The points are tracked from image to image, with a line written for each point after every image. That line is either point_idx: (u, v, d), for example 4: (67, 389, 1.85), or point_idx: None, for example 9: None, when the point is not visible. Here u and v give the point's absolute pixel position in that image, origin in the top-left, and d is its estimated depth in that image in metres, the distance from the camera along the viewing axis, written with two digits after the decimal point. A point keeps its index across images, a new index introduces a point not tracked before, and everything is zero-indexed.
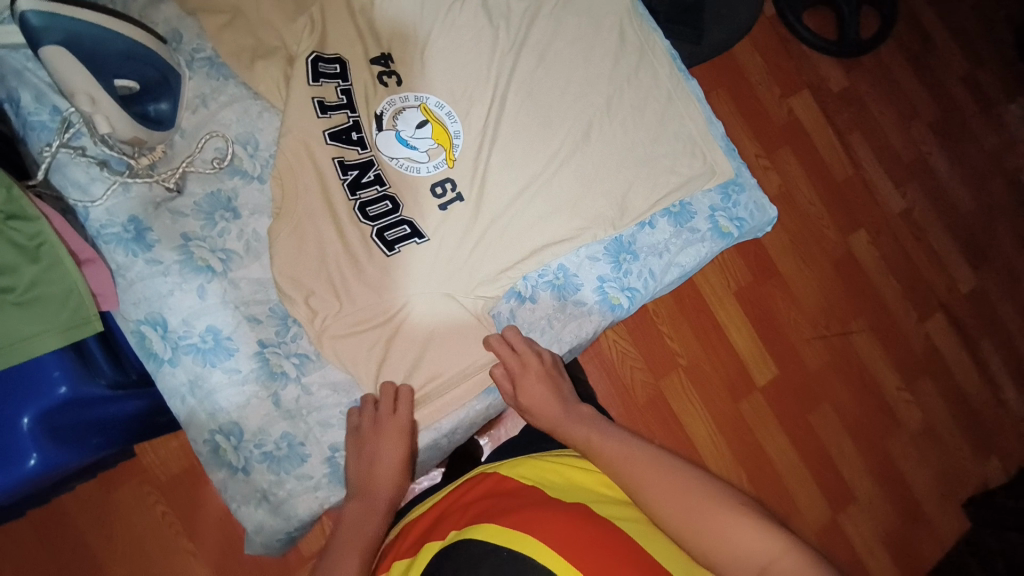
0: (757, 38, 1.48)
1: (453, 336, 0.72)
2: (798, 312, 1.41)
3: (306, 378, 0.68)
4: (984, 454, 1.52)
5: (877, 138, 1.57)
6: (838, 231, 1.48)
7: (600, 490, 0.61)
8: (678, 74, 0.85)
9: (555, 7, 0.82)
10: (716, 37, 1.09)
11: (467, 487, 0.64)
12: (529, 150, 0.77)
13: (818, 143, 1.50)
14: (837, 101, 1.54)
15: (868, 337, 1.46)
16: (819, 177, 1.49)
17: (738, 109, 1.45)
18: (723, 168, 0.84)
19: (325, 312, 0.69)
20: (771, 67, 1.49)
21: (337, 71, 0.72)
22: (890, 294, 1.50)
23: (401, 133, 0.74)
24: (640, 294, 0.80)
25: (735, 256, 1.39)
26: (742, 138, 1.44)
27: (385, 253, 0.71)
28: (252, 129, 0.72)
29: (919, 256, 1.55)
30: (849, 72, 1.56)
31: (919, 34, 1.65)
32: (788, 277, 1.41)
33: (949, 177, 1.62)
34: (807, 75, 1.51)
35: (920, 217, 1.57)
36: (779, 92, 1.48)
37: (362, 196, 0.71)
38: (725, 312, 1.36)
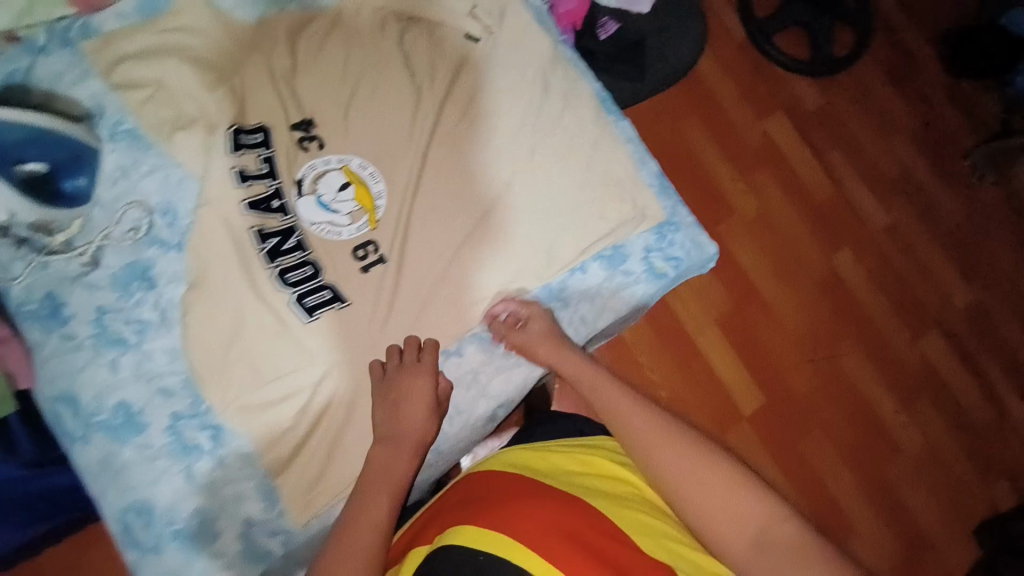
0: (725, 61, 1.55)
1: (364, 405, 0.72)
2: (782, 335, 1.44)
3: (220, 451, 0.68)
4: (992, 477, 1.45)
5: (857, 155, 1.57)
6: (820, 249, 1.50)
7: (578, 470, 0.67)
8: (604, 119, 0.85)
9: (479, 62, 0.81)
10: (661, 72, 1.06)
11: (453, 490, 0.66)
12: (450, 206, 0.77)
13: (795, 163, 1.54)
14: (814, 120, 1.57)
15: (859, 357, 1.46)
16: (796, 196, 1.52)
17: (711, 134, 1.51)
18: (654, 212, 0.83)
19: (239, 385, 0.69)
20: (744, 91, 1.55)
21: (259, 140, 0.73)
22: (879, 313, 1.49)
23: (322, 198, 0.74)
24: (571, 342, 0.78)
25: (713, 281, 1.44)
26: (716, 163, 1.50)
27: (305, 320, 0.71)
28: (172, 196, 0.71)
29: (908, 272, 1.53)
30: (824, 91, 1.59)
31: (897, 49, 1.64)
32: (770, 301, 1.45)
33: (936, 191, 1.59)
34: (781, 97, 1.56)
35: (908, 233, 1.55)
36: (754, 114, 1.54)
37: (282, 262, 0.71)
38: (705, 336, 1.40)
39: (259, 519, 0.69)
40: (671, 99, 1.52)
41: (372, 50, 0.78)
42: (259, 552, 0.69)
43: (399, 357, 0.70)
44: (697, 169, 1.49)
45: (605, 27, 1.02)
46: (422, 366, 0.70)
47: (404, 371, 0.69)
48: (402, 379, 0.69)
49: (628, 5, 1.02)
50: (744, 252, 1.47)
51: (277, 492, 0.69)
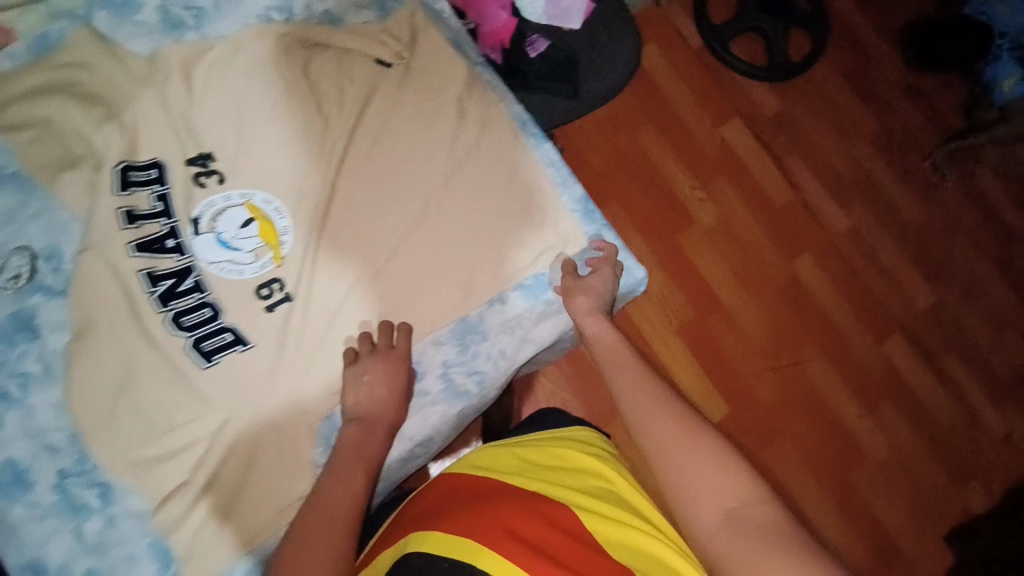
0: (680, 68, 1.54)
1: (265, 454, 0.70)
2: (745, 344, 1.42)
3: (110, 509, 0.67)
4: (961, 481, 1.44)
5: (817, 159, 1.56)
6: (781, 256, 1.48)
7: (551, 463, 0.72)
8: (524, 142, 0.82)
9: (391, 87, 0.78)
10: (595, 88, 1.00)
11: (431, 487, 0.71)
12: (360, 239, 0.74)
13: (754, 170, 1.52)
14: (771, 125, 1.56)
15: (823, 365, 1.44)
16: (757, 203, 1.50)
17: (668, 142, 1.50)
18: (577, 238, 0.81)
19: (129, 440, 0.67)
20: (700, 98, 1.53)
21: (152, 177, 0.70)
22: (842, 318, 1.47)
23: (222, 236, 0.71)
24: (489, 377, 0.76)
25: (676, 291, 1.42)
26: (674, 172, 1.48)
27: (202, 366, 0.69)
28: (58, 240, 0.68)
29: (871, 275, 1.52)
30: (781, 95, 1.58)
31: (854, 50, 1.63)
32: (732, 309, 1.43)
33: (897, 193, 1.58)
34: (738, 103, 1.55)
35: (869, 235, 1.54)
36: (710, 121, 1.53)
37: (178, 306, 0.69)
38: (667, 348, 1.39)
39: None
40: (628, 107, 1.50)
41: (275, 80, 0.74)
42: None
43: (371, 343, 0.72)
44: (656, 177, 1.47)
45: (535, 44, 1.00)
46: (397, 351, 0.72)
47: (377, 357, 0.71)
48: (372, 367, 0.70)
49: (556, 23, 1.00)
50: (704, 261, 1.45)
51: (169, 551, 0.67)
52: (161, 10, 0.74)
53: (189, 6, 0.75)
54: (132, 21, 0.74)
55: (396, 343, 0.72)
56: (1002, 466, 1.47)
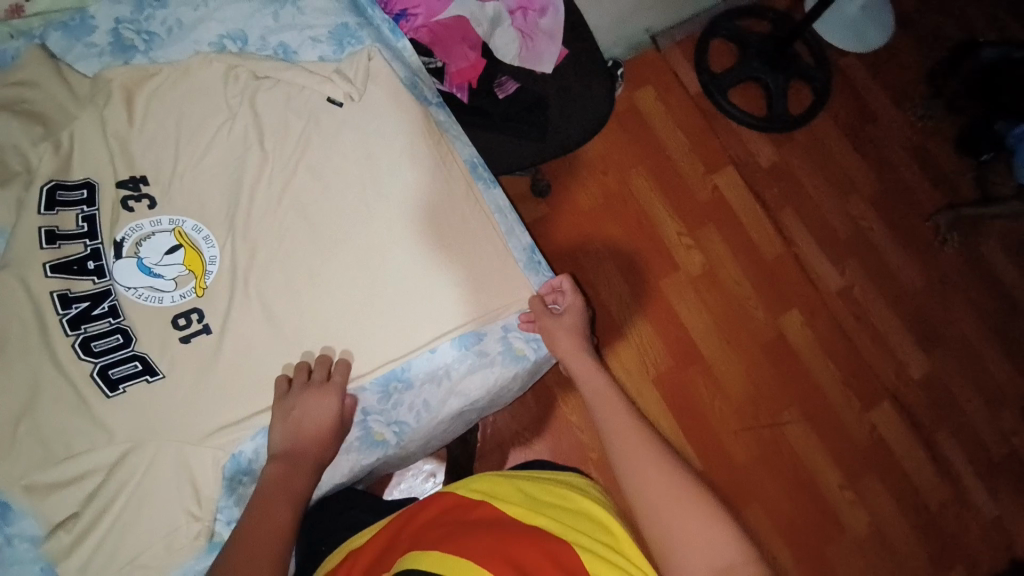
0: (675, 113, 1.53)
1: (163, 491, 0.65)
2: (722, 400, 1.36)
3: (6, 529, 0.62)
4: (947, 566, 1.35)
5: (811, 213, 1.52)
6: (767, 311, 1.43)
7: (551, 499, 0.67)
8: (474, 186, 0.80)
9: (338, 122, 0.77)
10: (565, 133, 0.98)
11: (420, 508, 0.66)
12: (288, 276, 0.72)
13: (745, 220, 1.48)
14: (766, 176, 1.53)
15: (804, 428, 1.37)
16: (746, 255, 1.46)
17: (659, 186, 1.47)
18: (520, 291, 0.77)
19: (30, 459, 0.63)
20: (694, 144, 1.51)
21: (82, 197, 0.69)
22: (827, 380, 1.41)
23: (145, 261, 0.69)
24: (410, 428, 0.74)
25: (655, 339, 1.38)
26: (662, 217, 1.45)
27: (106, 394, 0.65)
28: None
29: (861, 338, 1.46)
30: (779, 147, 1.55)
31: (857, 106, 1.60)
32: (712, 361, 1.38)
33: (893, 254, 1.53)
34: (732, 151, 1.53)
35: (862, 296, 1.49)
36: (703, 167, 1.50)
37: (88, 329, 0.66)
38: (642, 398, 1.34)
39: None
40: (619, 149, 1.48)
41: (217, 107, 0.75)
42: None
43: (306, 375, 0.68)
44: (643, 222, 1.45)
45: (503, 86, 0.98)
46: (329, 387, 0.67)
47: (307, 391, 0.66)
48: (303, 398, 0.66)
49: (529, 65, 0.99)
50: (684, 311, 1.41)
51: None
52: (113, 32, 0.75)
53: (142, 30, 0.76)
54: (84, 42, 0.75)
55: (331, 378, 0.68)
56: (993, 554, 1.37)
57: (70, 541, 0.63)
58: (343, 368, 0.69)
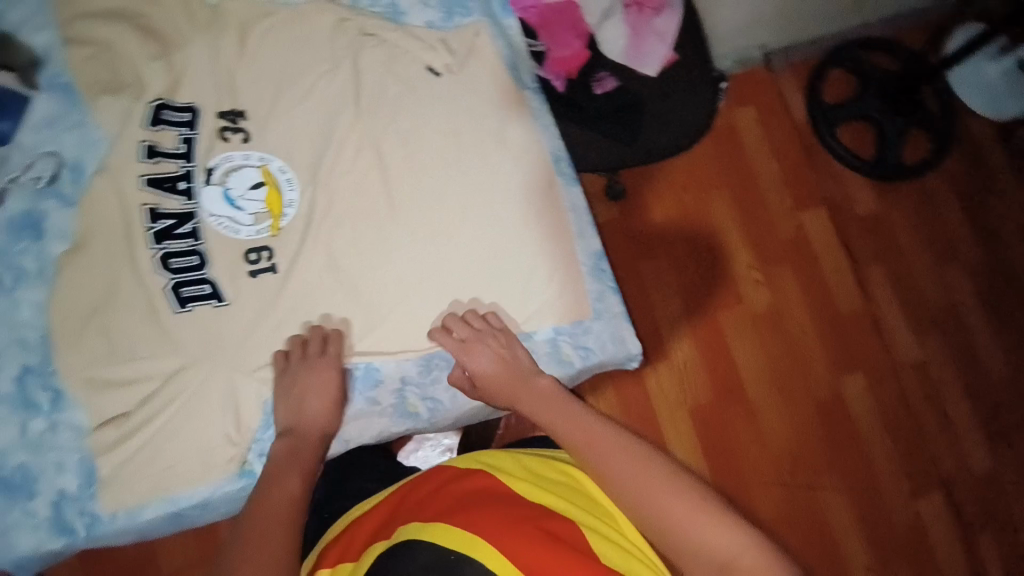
0: (775, 141, 1.43)
1: (206, 413, 0.68)
2: (760, 448, 1.29)
3: (57, 416, 0.67)
4: None
5: (900, 274, 1.40)
6: (828, 366, 1.34)
7: (552, 475, 0.68)
8: (554, 182, 0.79)
9: (430, 91, 0.77)
10: (657, 141, 0.95)
11: (425, 476, 0.68)
12: (357, 235, 0.73)
13: (825, 265, 1.39)
14: (859, 225, 1.42)
15: (841, 498, 1.28)
16: (819, 303, 1.37)
17: (739, 213, 1.40)
18: (581, 306, 0.78)
19: (92, 357, 0.68)
20: (787, 176, 1.42)
21: (184, 119, 0.72)
22: (879, 453, 1.31)
23: (230, 192, 0.72)
24: (444, 407, 0.75)
25: (701, 370, 1.32)
26: (735, 245, 1.38)
27: (175, 309, 0.68)
28: (84, 153, 0.72)
29: (926, 418, 1.34)
30: (881, 196, 1.44)
31: (980, 170, 1.45)
32: (756, 405, 1.31)
33: (985, 338, 1.39)
34: (827, 191, 1.43)
35: (938, 374, 1.37)
36: (791, 203, 1.41)
37: (169, 246, 0.69)
38: (674, 427, 1.28)
39: (72, 493, 0.67)
40: (706, 167, 1.41)
41: (322, 58, 0.76)
42: (65, 526, 0.66)
43: (302, 348, 0.69)
44: (713, 247, 1.38)
45: (602, 82, 0.95)
46: (328, 357, 0.69)
47: (307, 362, 0.68)
48: (303, 371, 0.68)
49: (631, 64, 0.95)
50: (739, 348, 1.33)
51: (94, 475, 0.67)
52: None
53: None
54: None
55: (327, 349, 0.70)
56: None
57: (112, 438, 0.67)
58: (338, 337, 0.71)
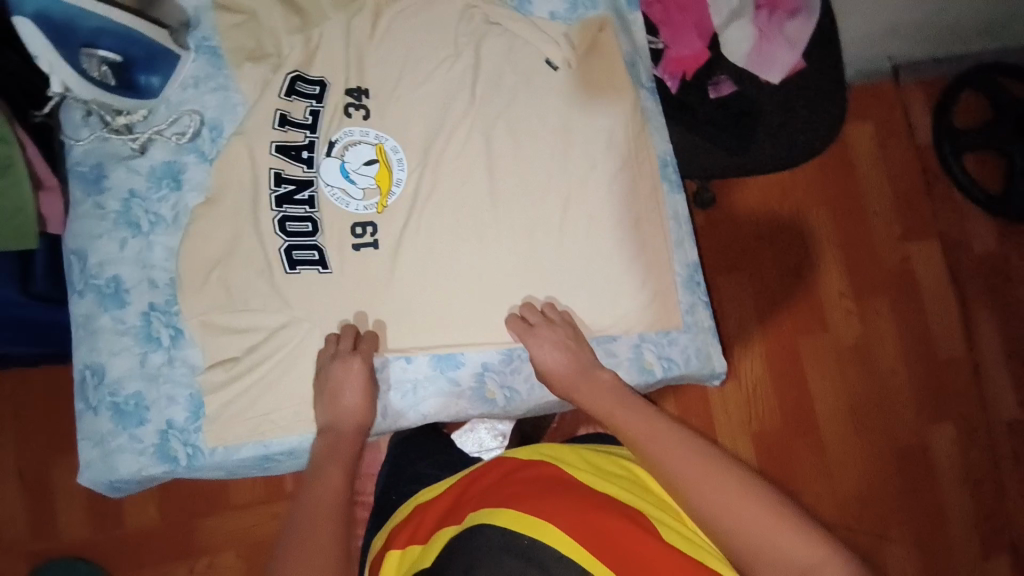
0: (892, 164, 1.32)
1: (303, 371, 0.72)
2: (824, 487, 1.21)
3: (175, 351, 0.73)
4: None
5: (1010, 326, 1.29)
6: (915, 412, 1.25)
7: (610, 467, 0.67)
8: (659, 189, 0.78)
9: (545, 85, 0.77)
10: (766, 153, 0.88)
11: (486, 464, 0.69)
12: (455, 219, 0.74)
13: (928, 303, 1.28)
14: (971, 266, 1.30)
15: (905, 554, 1.20)
16: (912, 343, 1.27)
17: (839, 235, 1.29)
18: (670, 317, 0.76)
19: (211, 303, 0.73)
20: (899, 202, 1.31)
21: (314, 92, 0.75)
22: (956, 514, 1.22)
23: (346, 165, 0.75)
24: (520, 397, 0.76)
25: (772, 395, 1.24)
26: (829, 271, 1.28)
27: (285, 270, 0.73)
28: (225, 116, 0.77)
29: (1016, 484, 1.24)
30: (1001, 238, 1.31)
31: None
32: (827, 441, 1.23)
33: None
34: (942, 225, 1.31)
35: None
36: (900, 232, 1.30)
37: (287, 210, 0.73)
38: (734, 450, 1.22)
39: (179, 425, 0.72)
40: (807, 181, 1.30)
41: (446, 43, 0.77)
42: (170, 455, 0.72)
43: (335, 345, 0.70)
44: (804, 268, 1.28)
45: (718, 86, 0.91)
46: (357, 354, 0.69)
47: (335, 361, 0.69)
48: (337, 369, 0.69)
49: (755, 69, 0.89)
50: (817, 380, 1.25)
51: (202, 410, 0.73)
52: None
53: None
54: None
55: (357, 348, 0.70)
56: None
57: (218, 380, 0.73)
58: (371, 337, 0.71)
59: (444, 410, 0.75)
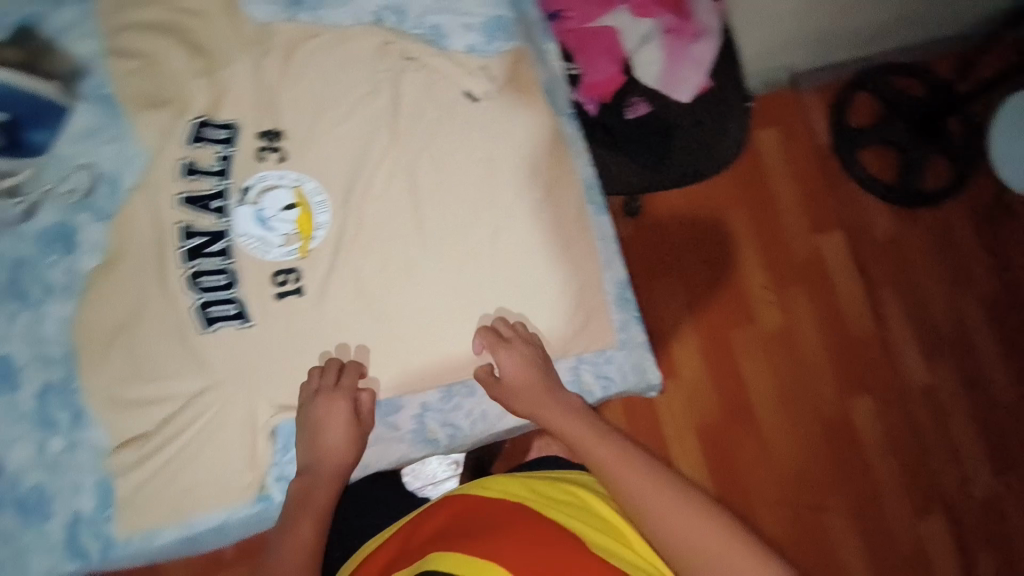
0: (796, 164, 1.42)
1: (229, 433, 0.69)
2: (765, 469, 1.29)
3: (75, 436, 0.69)
4: None
5: (916, 302, 1.40)
6: (839, 390, 1.34)
7: (557, 495, 0.69)
8: (584, 212, 0.79)
9: (463, 117, 0.76)
10: (679, 169, 0.94)
11: (436, 509, 0.69)
12: (383, 258, 0.73)
13: (839, 289, 1.38)
14: (876, 251, 1.41)
15: (845, 521, 1.28)
16: (830, 325, 1.37)
17: (755, 233, 1.38)
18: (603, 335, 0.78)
19: (116, 373, 0.68)
20: (806, 199, 1.41)
21: (222, 137, 0.72)
22: (885, 480, 1.31)
23: (263, 212, 0.71)
24: (463, 433, 0.76)
25: (710, 388, 1.31)
26: (750, 266, 1.37)
27: (201, 329, 0.69)
28: (122, 168, 0.72)
29: (934, 447, 1.34)
30: (899, 222, 1.43)
31: (1004, 201, 1.44)
32: (764, 426, 1.31)
33: (998, 370, 1.38)
34: (846, 216, 1.41)
35: (948, 402, 1.36)
36: (809, 226, 1.40)
37: (200, 264, 0.70)
38: (680, 444, 1.28)
39: (87, 515, 0.68)
40: (732, 187, 1.40)
41: (362, 80, 0.75)
42: (79, 549, 0.68)
43: (318, 379, 0.69)
44: (727, 266, 1.36)
45: (634, 107, 0.95)
46: (339, 391, 0.68)
47: (320, 397, 0.68)
48: (322, 406, 0.68)
49: (666, 90, 0.94)
50: (751, 369, 1.33)
51: (111, 495, 0.69)
52: None
53: None
54: None
55: (341, 382, 0.69)
56: None
57: (131, 458, 0.68)
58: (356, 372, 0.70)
59: (384, 454, 0.76)
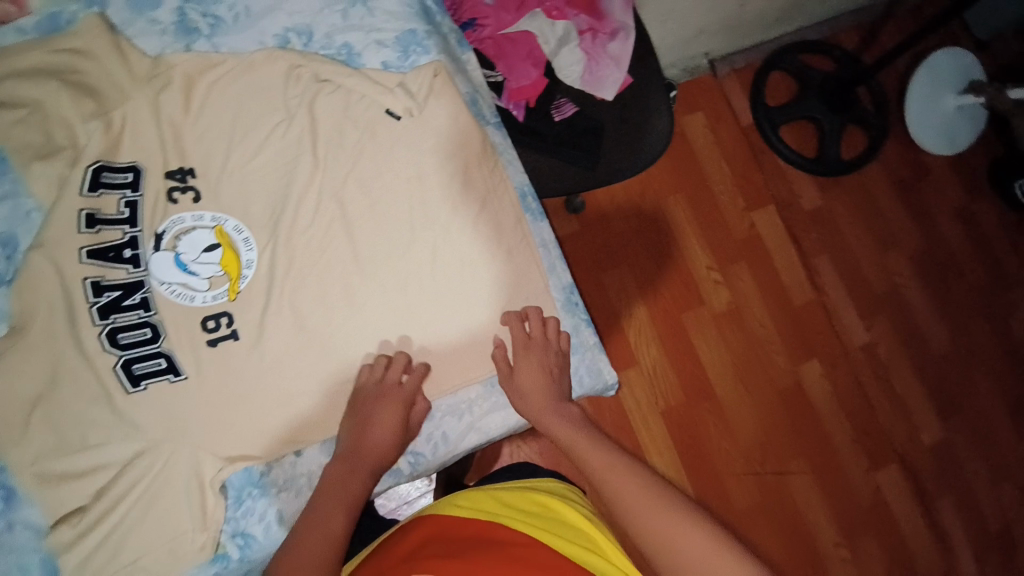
0: (725, 146, 1.47)
1: (173, 495, 0.64)
2: (730, 443, 1.33)
3: (11, 515, 0.62)
4: None
5: (847, 264, 1.48)
6: (788, 357, 1.40)
7: (527, 506, 0.68)
8: (522, 218, 0.78)
9: (385, 137, 0.74)
10: (614, 164, 0.94)
11: (404, 533, 0.66)
12: (320, 288, 0.70)
13: (777, 261, 1.44)
14: (805, 220, 1.48)
15: (808, 481, 1.34)
16: (772, 296, 1.42)
17: (693, 216, 1.42)
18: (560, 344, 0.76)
19: (40, 446, 0.63)
20: (738, 178, 1.46)
21: (126, 181, 0.67)
22: (839, 436, 1.38)
23: (182, 257, 0.67)
24: (426, 460, 0.74)
25: (670, 372, 1.34)
26: (693, 248, 1.41)
27: (128, 389, 0.64)
28: (15, 228, 0.66)
29: (879, 397, 1.42)
30: (824, 191, 1.50)
31: (914, 160, 1.54)
32: (724, 402, 1.35)
33: (926, 317, 1.48)
34: (774, 190, 1.48)
35: (886, 353, 1.45)
36: (742, 204, 1.45)
37: (116, 320, 0.65)
38: (647, 431, 1.30)
39: None
40: (666, 176, 1.43)
41: (274, 107, 0.72)
42: None
43: (382, 371, 0.69)
44: (671, 251, 1.40)
45: (561, 108, 0.95)
46: (401, 391, 0.68)
47: (381, 390, 0.68)
48: (376, 401, 0.67)
49: (589, 89, 0.95)
50: (705, 348, 1.37)
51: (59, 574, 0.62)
52: (179, 13, 0.73)
53: (207, 13, 0.74)
54: (146, 18, 0.72)
55: (406, 382, 0.69)
56: None
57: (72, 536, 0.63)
58: (421, 372, 0.70)
59: None
